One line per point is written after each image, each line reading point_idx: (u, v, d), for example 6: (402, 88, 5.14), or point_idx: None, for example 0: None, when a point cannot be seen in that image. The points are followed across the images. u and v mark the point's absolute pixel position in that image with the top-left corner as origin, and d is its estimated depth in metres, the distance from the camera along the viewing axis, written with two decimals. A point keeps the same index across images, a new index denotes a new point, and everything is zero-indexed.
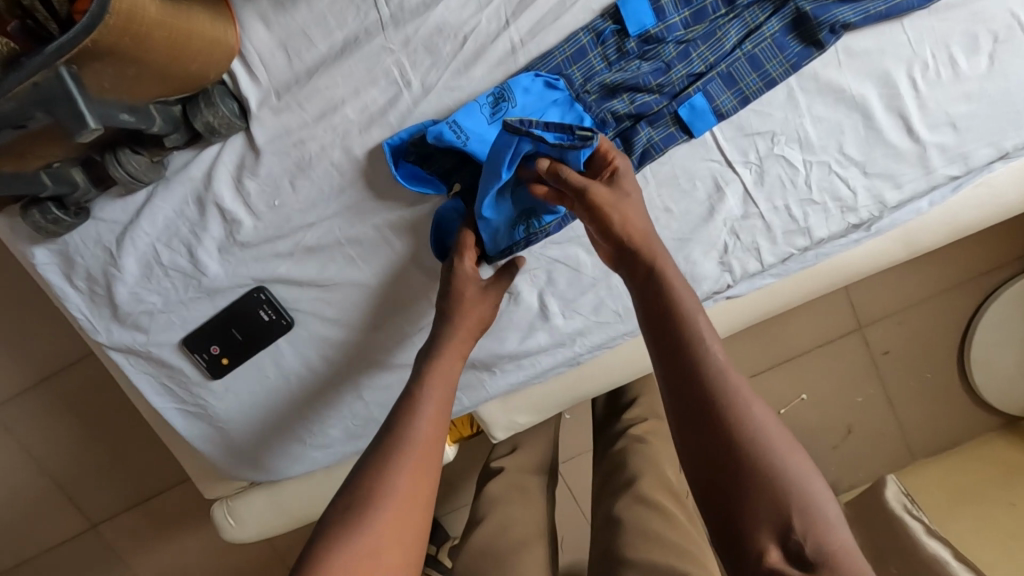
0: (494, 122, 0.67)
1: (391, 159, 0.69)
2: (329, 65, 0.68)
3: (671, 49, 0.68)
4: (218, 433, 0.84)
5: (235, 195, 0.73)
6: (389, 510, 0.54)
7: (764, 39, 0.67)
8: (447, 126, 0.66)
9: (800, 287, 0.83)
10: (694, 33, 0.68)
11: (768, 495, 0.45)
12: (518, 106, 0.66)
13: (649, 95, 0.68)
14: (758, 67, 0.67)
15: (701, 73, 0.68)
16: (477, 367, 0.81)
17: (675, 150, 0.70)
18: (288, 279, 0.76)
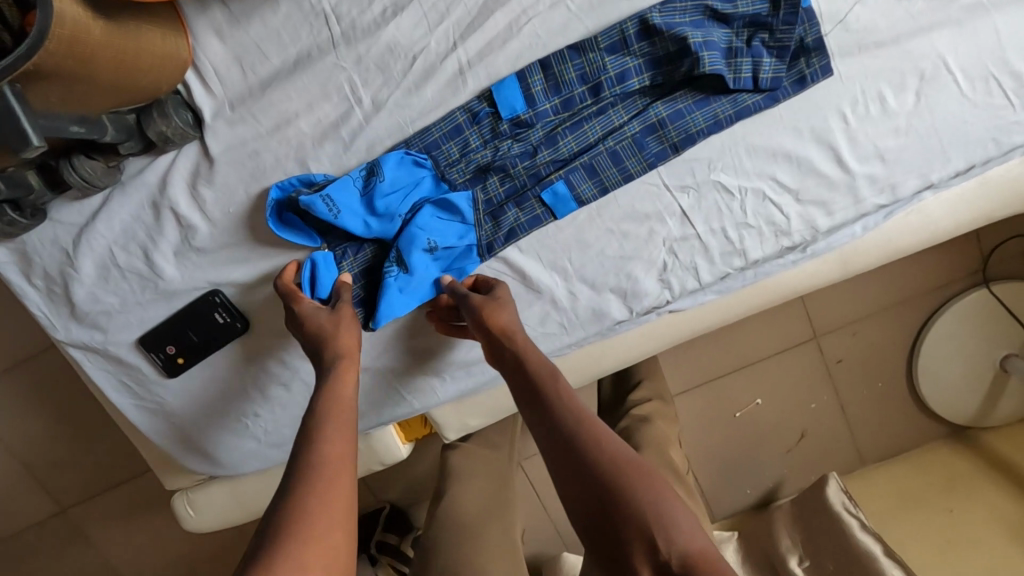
0: (364, 195, 0.72)
1: (271, 211, 0.72)
2: (282, 80, 0.70)
3: (539, 133, 0.72)
4: (175, 429, 0.87)
5: (191, 202, 0.75)
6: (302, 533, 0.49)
7: (677, 102, 0.71)
8: (319, 200, 0.69)
9: (742, 303, 0.87)
10: (563, 120, 0.72)
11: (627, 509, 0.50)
12: (387, 180, 0.71)
13: (516, 178, 0.74)
14: (705, 105, 0.71)
15: (567, 160, 0.73)
16: (428, 372, 0.84)
17: (540, 230, 0.75)
18: (243, 284, 0.78)
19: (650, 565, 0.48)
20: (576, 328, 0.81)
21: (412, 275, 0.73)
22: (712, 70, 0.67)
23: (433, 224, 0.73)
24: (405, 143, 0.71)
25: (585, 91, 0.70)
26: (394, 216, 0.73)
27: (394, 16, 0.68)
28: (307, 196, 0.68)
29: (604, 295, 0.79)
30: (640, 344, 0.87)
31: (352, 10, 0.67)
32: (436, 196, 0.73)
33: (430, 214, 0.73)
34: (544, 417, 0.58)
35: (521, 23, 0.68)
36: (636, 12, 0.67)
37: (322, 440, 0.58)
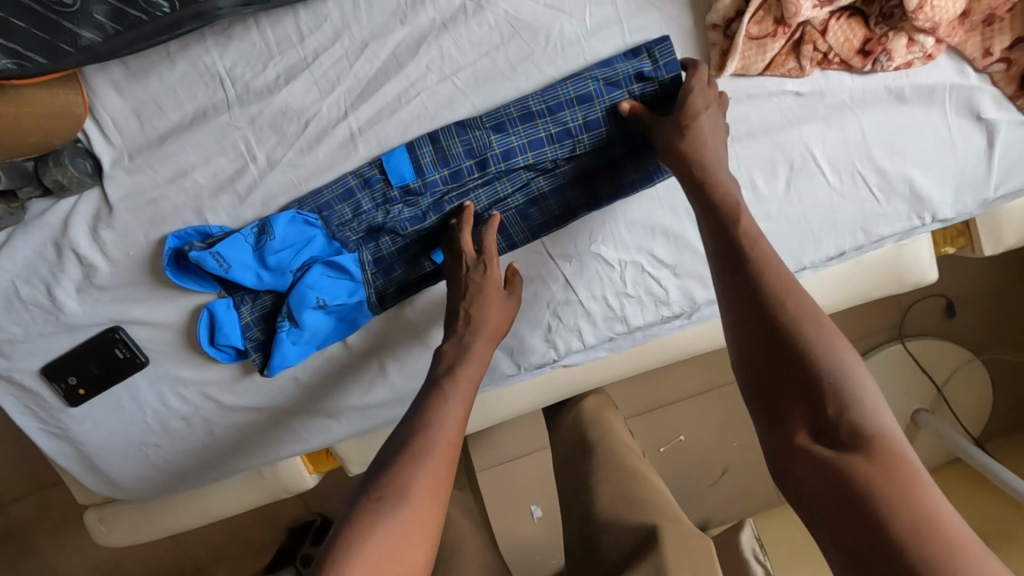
0: (257, 251, 0.74)
1: (168, 259, 0.75)
2: (179, 134, 0.72)
3: (429, 201, 0.75)
4: (78, 452, 0.90)
5: (92, 242, 0.77)
6: (411, 510, 0.48)
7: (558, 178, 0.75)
8: (209, 256, 0.72)
9: (632, 362, 0.91)
10: (452, 189, 0.74)
11: (807, 374, 0.44)
12: (278, 240, 0.74)
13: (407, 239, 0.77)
14: (583, 182, 0.75)
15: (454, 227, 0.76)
16: (323, 414, 0.87)
17: (432, 287, 0.80)
18: (143, 322, 0.81)
19: (809, 428, 0.43)
20: None
21: (304, 330, 0.77)
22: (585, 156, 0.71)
23: (322, 281, 0.76)
24: (300, 201, 0.75)
25: (471, 165, 0.73)
26: (286, 271, 0.76)
27: (287, 82, 0.71)
28: (197, 252, 0.71)
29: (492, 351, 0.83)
30: (534, 393, 0.91)
31: (246, 74, 0.70)
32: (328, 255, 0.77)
33: (320, 272, 0.76)
34: (729, 257, 0.51)
35: (409, 95, 0.71)
36: (518, 96, 0.72)
37: (448, 400, 0.57)
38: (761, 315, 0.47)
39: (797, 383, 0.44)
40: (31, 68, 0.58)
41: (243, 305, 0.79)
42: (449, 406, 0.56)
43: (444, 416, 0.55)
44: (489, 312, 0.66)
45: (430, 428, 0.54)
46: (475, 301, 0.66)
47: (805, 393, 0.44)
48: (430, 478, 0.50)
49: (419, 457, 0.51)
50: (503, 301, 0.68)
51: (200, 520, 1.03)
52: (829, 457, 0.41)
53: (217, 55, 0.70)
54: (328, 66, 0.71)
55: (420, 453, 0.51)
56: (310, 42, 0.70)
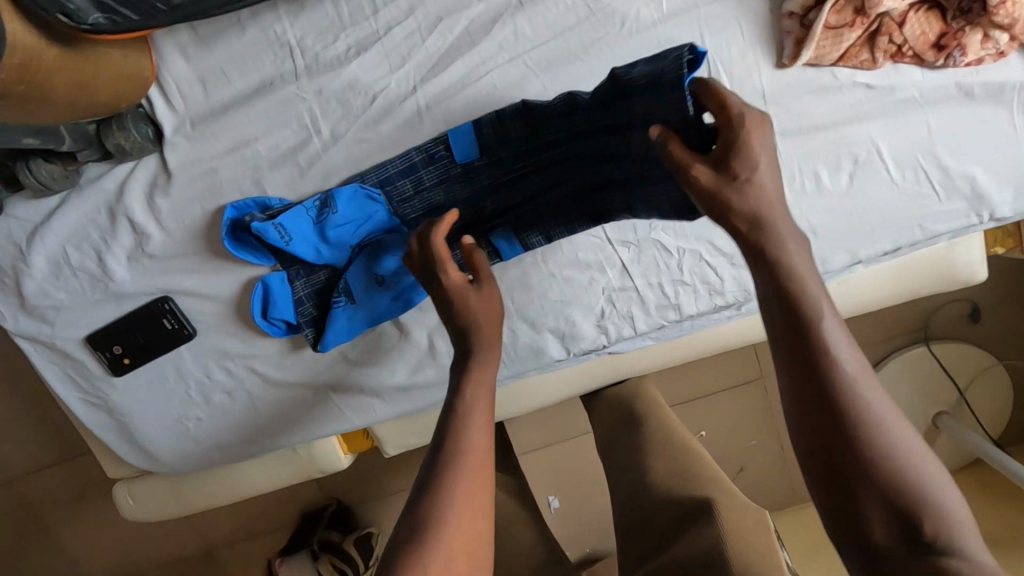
0: (316, 226, 0.74)
1: (226, 228, 0.74)
2: (243, 104, 0.71)
3: (489, 182, 0.73)
4: (118, 423, 0.89)
5: (146, 210, 0.76)
6: (445, 541, 0.48)
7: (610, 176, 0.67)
8: (272, 227, 0.71)
9: (678, 351, 0.91)
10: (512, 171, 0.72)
11: (877, 476, 0.41)
12: (338, 215, 0.73)
13: (466, 218, 0.76)
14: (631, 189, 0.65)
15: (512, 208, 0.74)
16: (366, 391, 0.85)
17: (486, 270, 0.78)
18: (193, 293, 0.80)
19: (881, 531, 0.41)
20: (514, 362, 0.84)
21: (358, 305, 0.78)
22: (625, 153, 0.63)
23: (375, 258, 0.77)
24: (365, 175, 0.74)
25: None
26: (345, 246, 0.76)
27: (357, 55, 0.70)
28: (259, 224, 0.71)
29: (543, 335, 0.82)
30: (577, 379, 0.91)
31: (316, 44, 0.69)
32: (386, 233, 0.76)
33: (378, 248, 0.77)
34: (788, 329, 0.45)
35: (479, 73, 0.71)
36: (589, 78, 0.71)
37: (469, 421, 0.55)
38: (808, 364, 0.44)
39: (837, 451, 0.42)
40: (121, 24, 0.56)
41: (297, 278, 0.79)
42: (473, 422, 0.55)
43: (470, 439, 0.54)
44: (486, 342, 0.61)
45: (455, 472, 0.51)
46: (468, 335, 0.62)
47: (878, 492, 0.41)
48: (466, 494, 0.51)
49: (447, 512, 0.49)
50: (482, 297, 0.63)
51: (232, 497, 1.02)
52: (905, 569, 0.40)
53: (288, 25, 0.69)
54: (400, 40, 0.70)
55: (451, 502, 0.50)
56: (383, 15, 0.69)
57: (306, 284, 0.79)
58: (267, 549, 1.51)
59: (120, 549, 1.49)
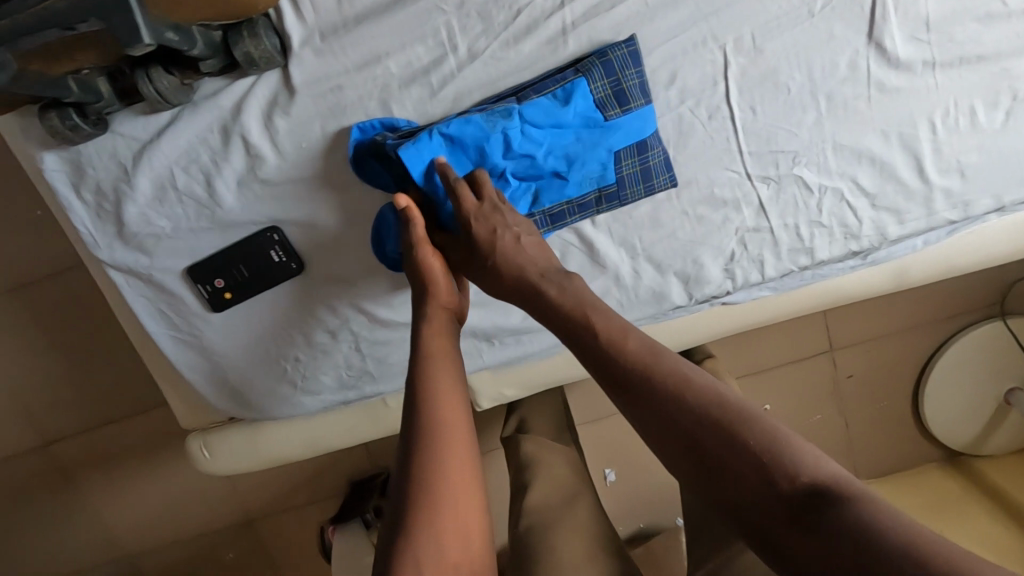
0: (454, 154, 0.69)
1: (353, 148, 0.70)
2: (378, 15, 0.67)
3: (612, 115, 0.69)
4: (210, 364, 0.85)
5: (263, 130, 0.72)
6: (432, 529, 0.49)
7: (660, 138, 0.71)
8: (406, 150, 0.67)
9: (800, 306, 0.86)
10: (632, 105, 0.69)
11: (732, 438, 0.44)
12: (476, 143, 0.68)
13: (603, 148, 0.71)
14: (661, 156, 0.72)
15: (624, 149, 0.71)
16: (478, 334, 0.83)
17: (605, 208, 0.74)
18: (304, 223, 0.76)
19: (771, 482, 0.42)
20: (633, 307, 0.81)
21: None
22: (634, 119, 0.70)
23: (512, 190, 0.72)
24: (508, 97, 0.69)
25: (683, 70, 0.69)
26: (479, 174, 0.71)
27: None
28: (403, 152, 0.66)
29: (667, 277, 0.79)
30: (690, 332, 0.86)
31: None
32: (524, 165, 0.70)
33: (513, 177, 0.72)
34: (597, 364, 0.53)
35: None
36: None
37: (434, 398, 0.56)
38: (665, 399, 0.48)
39: (678, 429, 0.47)
40: None
41: None
42: (436, 397, 0.56)
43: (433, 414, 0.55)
44: (443, 365, 0.59)
45: (433, 452, 0.52)
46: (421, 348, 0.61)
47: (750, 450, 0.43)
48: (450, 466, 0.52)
49: (435, 494, 0.51)
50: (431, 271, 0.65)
51: (312, 449, 0.99)
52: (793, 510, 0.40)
53: None
54: None
55: (441, 489, 0.51)
56: None
57: None
58: (305, 525, 1.42)
59: (150, 521, 1.39)
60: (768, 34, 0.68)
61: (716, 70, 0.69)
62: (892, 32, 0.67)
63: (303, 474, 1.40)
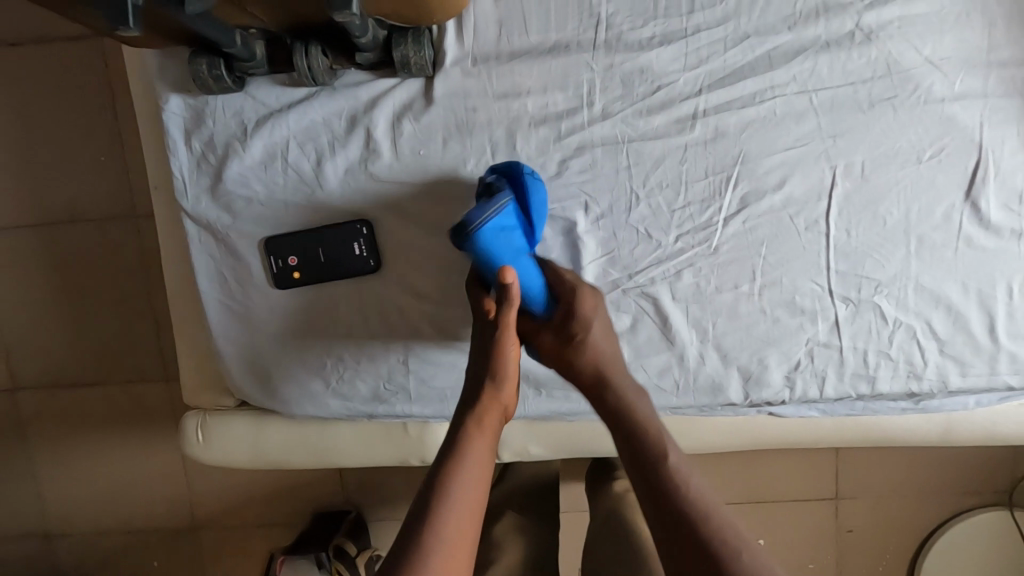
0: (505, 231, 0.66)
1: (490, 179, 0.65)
2: (531, 57, 0.72)
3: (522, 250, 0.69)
4: (248, 340, 0.82)
5: (388, 128, 0.74)
6: None
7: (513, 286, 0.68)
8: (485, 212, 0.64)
9: (841, 432, 0.86)
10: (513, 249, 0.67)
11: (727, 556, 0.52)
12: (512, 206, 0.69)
13: (689, 236, 0.75)
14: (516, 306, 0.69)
15: (702, 243, 0.76)
16: (528, 380, 0.81)
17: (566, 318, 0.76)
18: (395, 224, 0.77)
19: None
20: (689, 392, 0.79)
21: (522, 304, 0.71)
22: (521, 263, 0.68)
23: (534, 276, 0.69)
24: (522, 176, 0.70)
25: (793, 180, 0.74)
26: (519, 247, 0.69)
27: (661, 45, 0.71)
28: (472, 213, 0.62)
29: (729, 370, 0.78)
30: (729, 432, 0.86)
31: (624, 24, 0.71)
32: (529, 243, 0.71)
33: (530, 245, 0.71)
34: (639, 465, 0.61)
35: (765, 96, 0.72)
36: (867, 130, 0.72)
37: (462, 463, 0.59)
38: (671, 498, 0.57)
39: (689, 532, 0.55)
40: None
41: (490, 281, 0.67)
42: (465, 469, 0.59)
43: (460, 480, 0.58)
44: (480, 442, 0.62)
45: (448, 507, 0.55)
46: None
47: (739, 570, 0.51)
48: (456, 534, 0.54)
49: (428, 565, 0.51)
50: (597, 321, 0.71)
51: (310, 461, 0.93)
52: None
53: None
54: (704, 43, 0.71)
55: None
56: (696, 16, 0.70)
57: None
58: (245, 553, 1.30)
59: (87, 501, 1.27)
60: (875, 165, 0.73)
61: (823, 186, 0.74)
62: (988, 195, 0.73)
63: (260, 492, 1.28)
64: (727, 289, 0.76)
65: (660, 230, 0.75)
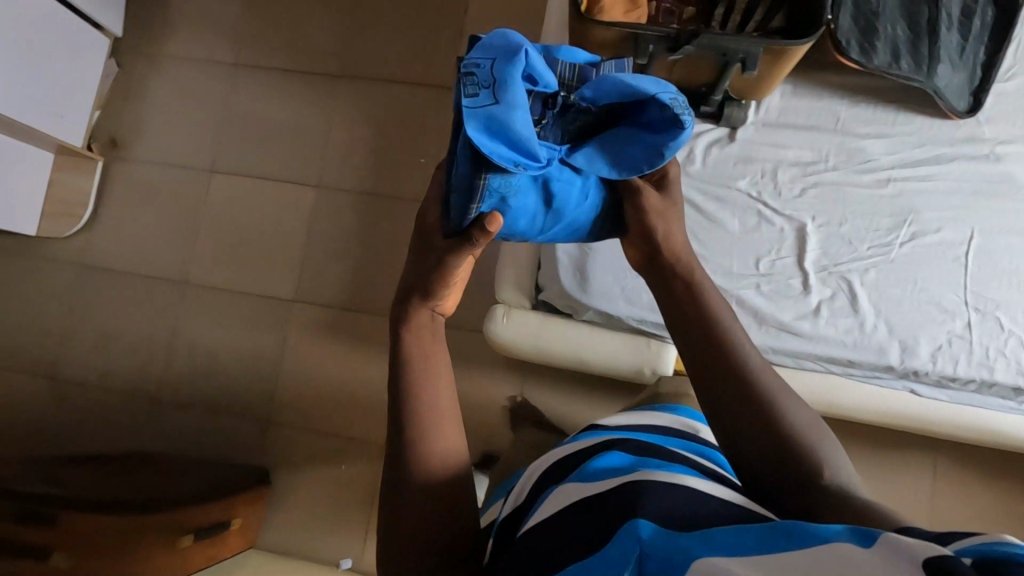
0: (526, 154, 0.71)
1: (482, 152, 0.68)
2: (797, 129, 1.26)
3: (548, 116, 0.76)
4: (580, 253, 1.28)
5: (704, 150, 1.27)
6: (431, 435, 0.69)
7: (571, 130, 0.78)
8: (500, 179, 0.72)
9: (963, 416, 1.22)
10: (543, 126, 0.76)
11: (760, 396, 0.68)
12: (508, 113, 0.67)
13: (877, 248, 1.21)
14: (584, 137, 0.78)
15: (885, 255, 1.21)
16: (755, 318, 1.21)
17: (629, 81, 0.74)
18: (693, 203, 1.26)
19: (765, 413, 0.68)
20: (864, 350, 1.19)
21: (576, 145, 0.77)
22: (555, 123, 0.77)
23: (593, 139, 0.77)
24: (490, 111, 0.67)
25: (948, 229, 1.20)
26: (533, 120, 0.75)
27: (873, 138, 1.24)
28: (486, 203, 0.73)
29: (893, 341, 1.19)
30: (880, 395, 1.24)
31: (853, 124, 1.25)
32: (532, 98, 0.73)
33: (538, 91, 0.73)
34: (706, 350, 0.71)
35: (933, 177, 1.22)
36: (996, 209, 1.20)
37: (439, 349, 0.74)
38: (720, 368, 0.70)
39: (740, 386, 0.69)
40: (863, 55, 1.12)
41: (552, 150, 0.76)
42: (437, 355, 0.73)
43: (431, 355, 0.73)
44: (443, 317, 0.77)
45: (427, 382, 0.71)
46: (423, 423, 0.69)
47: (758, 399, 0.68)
48: (435, 397, 0.71)
49: (421, 424, 0.69)
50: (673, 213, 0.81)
51: (570, 353, 1.34)
52: (774, 427, 0.67)
53: (843, 109, 1.25)
54: (898, 143, 1.23)
55: (421, 430, 0.69)
56: (896, 128, 1.24)
57: (762, 236, 1.24)
58: None
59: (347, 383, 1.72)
60: (999, 231, 1.20)
61: (964, 236, 1.20)
62: None
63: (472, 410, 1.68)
64: (898, 287, 1.20)
65: (859, 241, 1.22)
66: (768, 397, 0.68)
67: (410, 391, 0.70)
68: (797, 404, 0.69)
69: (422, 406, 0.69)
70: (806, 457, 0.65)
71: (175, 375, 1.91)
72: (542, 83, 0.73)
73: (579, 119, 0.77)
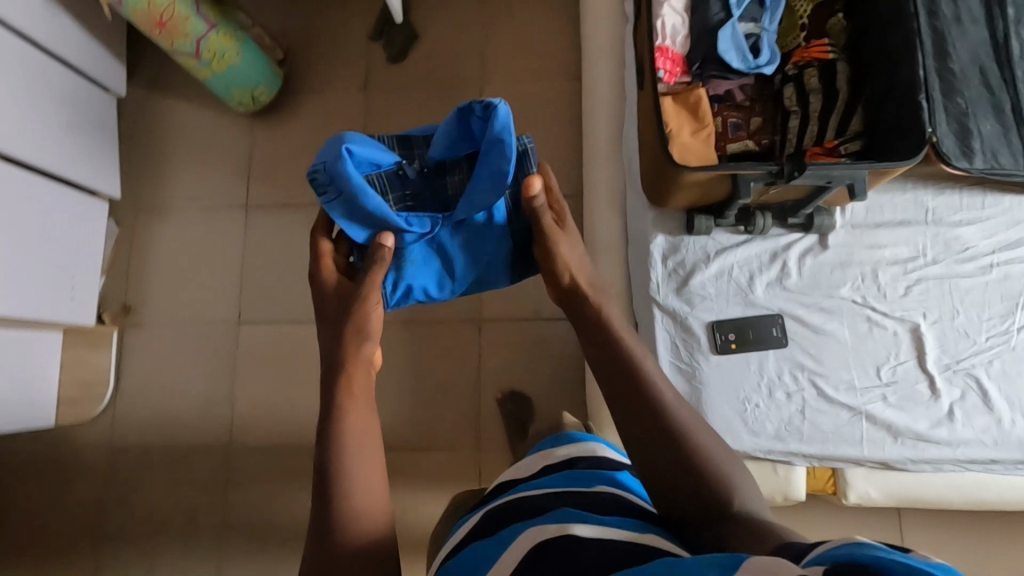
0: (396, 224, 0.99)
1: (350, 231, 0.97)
2: (888, 227, 1.23)
3: (407, 185, 1.04)
4: (692, 390, 1.20)
5: (799, 261, 1.23)
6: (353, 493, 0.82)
7: (433, 191, 1.05)
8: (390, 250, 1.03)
9: None
10: (409, 196, 1.04)
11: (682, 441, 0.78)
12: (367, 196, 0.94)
13: (999, 339, 1.17)
14: (447, 191, 1.05)
15: (1008, 344, 1.17)
16: (889, 430, 1.17)
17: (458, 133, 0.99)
18: (799, 318, 1.20)
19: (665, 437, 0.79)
20: (1008, 447, 1.14)
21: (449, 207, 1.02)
22: (415, 190, 1.04)
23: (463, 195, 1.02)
24: (342, 203, 0.95)
25: None
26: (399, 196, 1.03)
27: (966, 225, 1.21)
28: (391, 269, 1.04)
29: None
30: None
31: (943, 213, 1.22)
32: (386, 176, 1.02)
33: (388, 171, 1.02)
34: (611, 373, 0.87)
35: None
36: None
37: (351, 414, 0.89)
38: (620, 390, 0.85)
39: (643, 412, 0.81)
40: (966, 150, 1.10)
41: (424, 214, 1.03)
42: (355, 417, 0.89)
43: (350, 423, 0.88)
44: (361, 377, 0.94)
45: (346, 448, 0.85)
46: (342, 483, 0.82)
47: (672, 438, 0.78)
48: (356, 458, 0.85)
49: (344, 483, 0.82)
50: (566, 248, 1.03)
51: None
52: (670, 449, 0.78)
53: (930, 199, 1.23)
54: (993, 226, 1.21)
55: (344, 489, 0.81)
56: (987, 210, 1.21)
57: (878, 343, 1.19)
58: None
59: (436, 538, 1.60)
60: None
61: None
62: None
63: None
64: None
65: (978, 334, 1.18)
66: (685, 434, 0.78)
67: (334, 457, 0.84)
68: (714, 441, 0.79)
69: (340, 468, 0.83)
70: (721, 490, 0.73)
71: (236, 552, 1.75)
72: (385, 163, 1.02)
73: (436, 175, 1.04)
